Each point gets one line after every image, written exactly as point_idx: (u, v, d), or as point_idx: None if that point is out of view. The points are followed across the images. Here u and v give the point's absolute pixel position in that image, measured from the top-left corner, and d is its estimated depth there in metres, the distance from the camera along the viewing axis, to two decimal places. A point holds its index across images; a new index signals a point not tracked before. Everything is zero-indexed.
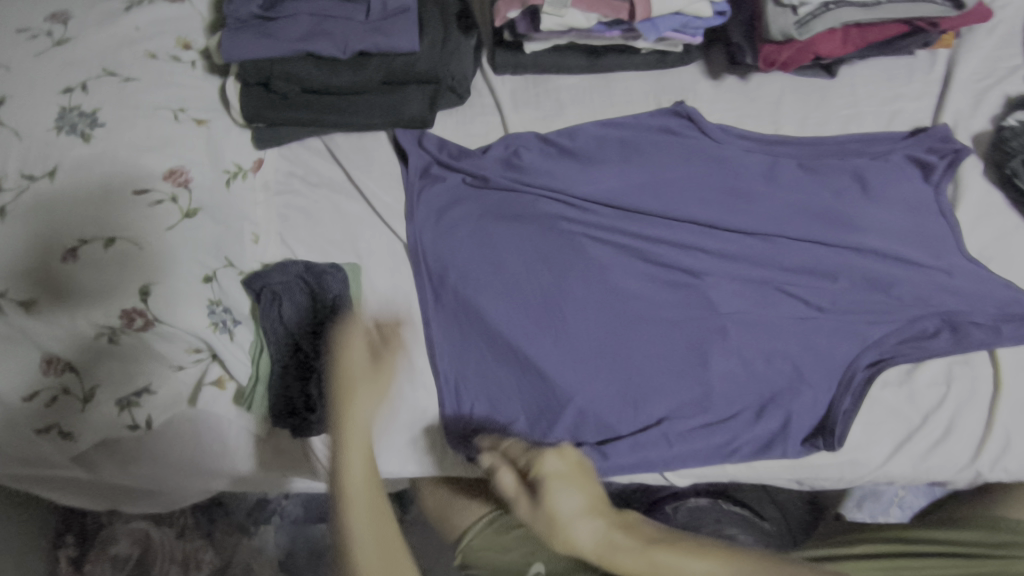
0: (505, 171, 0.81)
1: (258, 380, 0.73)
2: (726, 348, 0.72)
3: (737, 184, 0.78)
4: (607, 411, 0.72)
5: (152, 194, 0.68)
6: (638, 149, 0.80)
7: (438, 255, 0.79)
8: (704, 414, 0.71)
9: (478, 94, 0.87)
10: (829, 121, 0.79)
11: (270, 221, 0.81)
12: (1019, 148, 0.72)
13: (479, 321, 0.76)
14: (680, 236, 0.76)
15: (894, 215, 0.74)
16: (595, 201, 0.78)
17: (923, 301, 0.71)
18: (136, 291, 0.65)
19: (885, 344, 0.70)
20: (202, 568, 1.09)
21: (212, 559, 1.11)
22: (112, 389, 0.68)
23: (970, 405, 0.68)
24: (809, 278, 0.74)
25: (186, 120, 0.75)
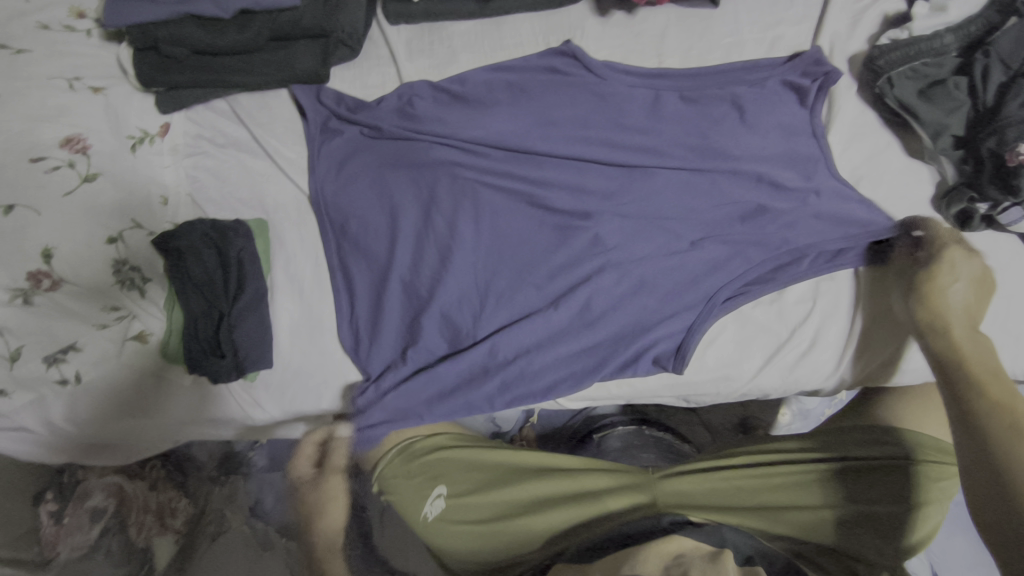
0: (399, 119, 0.83)
1: (172, 333, 0.80)
2: (607, 285, 0.77)
3: (621, 117, 0.79)
4: (502, 345, 0.78)
5: (48, 161, 0.72)
6: (527, 91, 0.82)
7: (339, 207, 0.82)
8: (591, 339, 0.77)
9: (375, 45, 0.88)
10: (711, 53, 0.82)
11: (180, 183, 0.84)
12: (885, 67, 0.74)
13: (381, 270, 0.81)
14: (568, 178, 0.79)
15: (767, 143, 0.77)
16: (484, 144, 0.80)
17: (789, 225, 0.76)
18: (37, 254, 0.69)
19: (750, 270, 0.76)
20: (177, 517, 1.09)
21: (187, 508, 1.11)
22: (38, 346, 0.73)
23: (829, 315, 0.77)
24: (688, 207, 0.77)
25: (82, 88, 0.78)
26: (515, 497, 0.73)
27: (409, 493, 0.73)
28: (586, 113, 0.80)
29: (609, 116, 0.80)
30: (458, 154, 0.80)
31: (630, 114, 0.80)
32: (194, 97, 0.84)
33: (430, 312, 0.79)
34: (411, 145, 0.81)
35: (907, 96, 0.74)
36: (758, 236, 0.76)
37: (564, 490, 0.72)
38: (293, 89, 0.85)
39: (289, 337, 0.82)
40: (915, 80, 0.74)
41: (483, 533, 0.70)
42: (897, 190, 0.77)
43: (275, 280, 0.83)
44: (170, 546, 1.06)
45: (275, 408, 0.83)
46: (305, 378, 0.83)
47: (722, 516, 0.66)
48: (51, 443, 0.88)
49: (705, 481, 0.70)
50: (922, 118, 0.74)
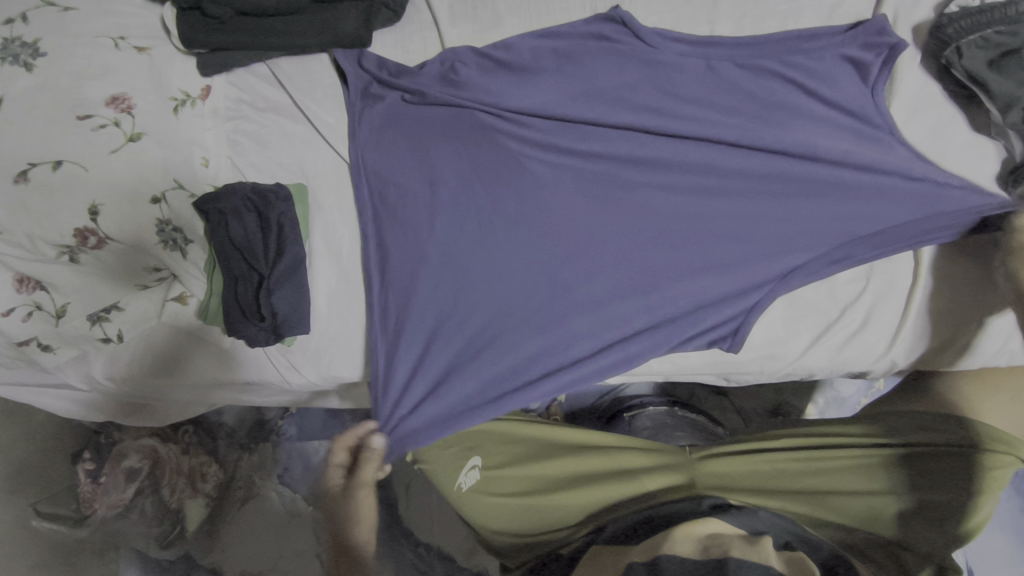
0: (442, 86, 0.82)
1: (212, 296, 0.79)
2: (650, 266, 0.76)
3: (671, 86, 0.77)
4: (543, 319, 0.77)
5: (95, 118, 0.72)
6: (574, 57, 0.79)
7: (377, 173, 0.82)
8: (634, 315, 0.76)
9: (417, 9, 0.86)
10: (766, 21, 0.78)
11: (221, 145, 0.83)
12: (955, 35, 0.72)
13: (423, 244, 0.79)
14: (613, 153, 0.77)
15: (821, 119, 0.74)
16: (528, 113, 0.79)
17: (844, 204, 0.73)
18: (84, 210, 0.70)
19: (806, 251, 0.74)
20: (207, 481, 1.07)
21: (216, 474, 1.09)
22: (83, 305, 0.76)
23: (885, 293, 0.74)
24: (737, 182, 0.75)
25: (127, 47, 0.77)
26: (550, 474, 0.72)
27: (445, 463, 0.77)
28: (633, 82, 0.78)
29: (658, 85, 0.77)
30: (502, 126, 0.79)
31: (681, 83, 0.77)
32: (236, 59, 0.83)
33: (470, 283, 0.78)
34: (453, 113, 0.81)
35: (976, 67, 0.70)
36: (815, 211, 0.74)
37: (602, 467, 0.71)
38: (334, 53, 0.85)
39: (327, 302, 0.82)
40: (986, 49, 0.70)
41: (518, 505, 0.70)
42: (961, 166, 0.74)
43: (314, 247, 0.82)
44: (201, 508, 1.06)
45: (313, 373, 0.84)
46: (341, 345, 0.83)
47: (763, 499, 0.64)
48: (90, 401, 0.90)
49: (746, 464, 0.69)
50: (991, 90, 0.70)
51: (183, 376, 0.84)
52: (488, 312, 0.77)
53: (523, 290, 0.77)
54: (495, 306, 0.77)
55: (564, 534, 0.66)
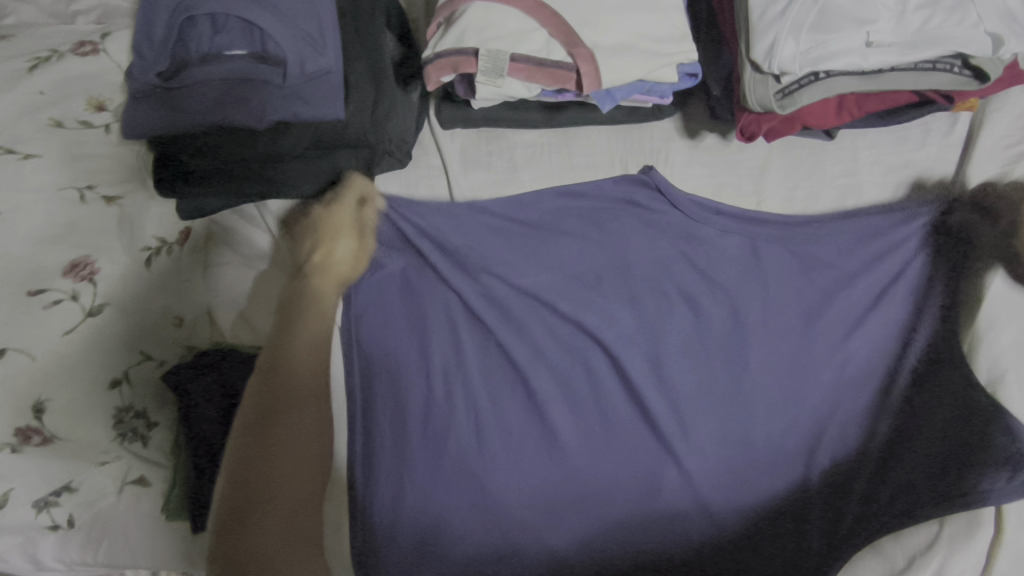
0: (446, 257, 0.71)
1: (175, 486, 0.70)
2: (675, 510, 0.66)
3: (712, 269, 0.69)
4: (543, 526, 0.66)
5: (48, 294, 0.62)
6: (602, 225, 0.70)
7: (366, 348, 0.70)
8: (653, 523, 0.66)
9: (425, 152, 0.77)
10: (821, 195, 0.71)
11: (193, 301, 0.76)
12: None
13: (412, 453, 0.68)
14: (635, 359, 0.68)
15: (880, 328, 0.67)
16: (541, 287, 0.70)
17: (909, 442, 0.63)
18: (27, 408, 0.60)
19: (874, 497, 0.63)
20: None
21: None
22: (31, 490, 0.63)
23: (961, 551, 0.59)
24: (777, 380, 0.67)
25: (93, 199, 0.69)
26: None
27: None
28: (668, 260, 0.69)
29: (694, 265, 0.69)
30: (517, 310, 0.70)
31: (721, 262, 0.69)
32: (220, 205, 0.73)
33: (461, 481, 0.67)
34: (456, 288, 0.70)
35: None
36: (870, 437, 0.65)
37: None
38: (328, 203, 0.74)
39: None
40: None
41: None
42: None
43: None
44: None
45: None
46: None
47: None
48: None
49: None
50: None
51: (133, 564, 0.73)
52: (488, 551, 0.65)
53: (520, 494, 0.67)
54: (495, 534, 0.66)
55: None
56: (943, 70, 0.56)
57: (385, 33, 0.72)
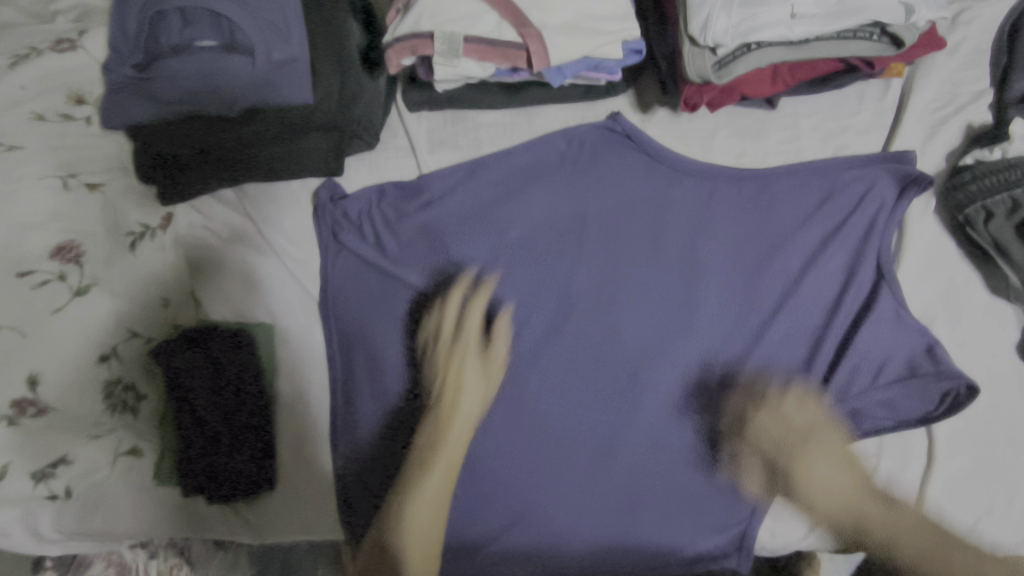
0: (422, 221, 0.77)
1: (168, 452, 0.74)
2: (628, 453, 0.70)
3: (666, 213, 0.73)
4: (502, 455, 0.70)
5: (36, 275, 0.66)
6: (573, 172, 0.75)
7: (342, 311, 0.77)
8: (603, 451, 0.70)
9: (393, 134, 0.81)
10: (766, 160, 0.73)
11: (183, 280, 0.80)
12: (974, 193, 0.65)
13: (373, 424, 0.75)
14: (589, 301, 0.72)
15: (829, 267, 0.69)
16: (512, 236, 0.75)
17: (849, 387, 0.66)
18: (21, 380, 0.63)
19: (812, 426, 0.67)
20: None
21: None
22: (25, 463, 0.64)
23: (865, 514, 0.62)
24: (728, 318, 0.70)
25: (76, 187, 0.72)
26: None
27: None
28: (621, 206, 0.74)
29: (649, 210, 0.73)
30: (495, 268, 0.75)
31: (675, 207, 0.73)
32: (197, 189, 0.77)
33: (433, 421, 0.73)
34: (428, 260, 0.76)
35: (1004, 235, 0.63)
36: (809, 371, 0.67)
37: None
38: (319, 183, 0.80)
39: (290, 453, 0.77)
40: (1011, 216, 0.63)
41: None
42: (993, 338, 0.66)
43: (279, 391, 0.78)
44: None
45: (264, 531, 0.76)
46: (298, 500, 0.77)
47: None
48: None
49: None
50: (1014, 261, 0.63)
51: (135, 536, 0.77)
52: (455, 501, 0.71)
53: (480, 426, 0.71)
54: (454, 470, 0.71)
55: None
56: (862, 38, 0.61)
57: (349, 19, 0.75)
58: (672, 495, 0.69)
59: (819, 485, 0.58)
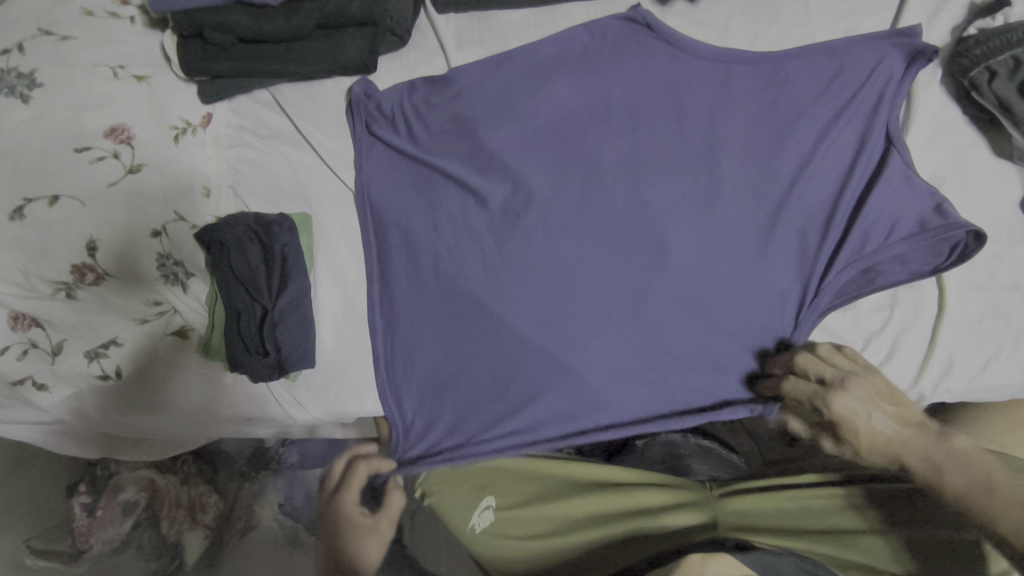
0: (454, 108, 0.79)
1: (215, 329, 0.76)
2: (656, 316, 0.75)
3: (687, 93, 0.76)
4: (536, 324, 0.75)
5: (93, 151, 0.70)
6: (595, 58, 0.77)
7: (376, 200, 0.80)
8: (634, 316, 0.75)
9: (422, 34, 0.84)
10: (780, 42, 0.76)
11: (223, 174, 0.80)
12: (981, 56, 0.70)
13: (409, 305, 0.79)
14: (618, 178, 0.76)
15: (840, 139, 0.74)
16: (540, 120, 0.77)
17: (862, 247, 0.72)
18: (82, 246, 0.68)
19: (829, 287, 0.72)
20: (207, 513, 0.94)
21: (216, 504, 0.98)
22: (80, 341, 0.73)
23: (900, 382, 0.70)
24: (749, 189, 0.74)
25: (126, 76, 0.75)
26: (554, 515, 0.69)
27: (457, 499, 0.73)
28: (645, 88, 0.76)
29: (671, 91, 0.76)
30: (522, 151, 0.77)
31: (696, 87, 0.76)
32: (239, 87, 0.80)
33: (468, 299, 0.77)
34: (460, 147, 0.79)
35: (1006, 92, 0.69)
36: (824, 237, 0.73)
37: (594, 509, 0.69)
38: (352, 82, 0.83)
39: (333, 334, 0.80)
40: (1015, 74, 0.68)
41: (527, 514, 0.70)
42: (989, 199, 0.72)
43: (318, 277, 0.81)
44: (201, 541, 0.93)
45: (318, 409, 0.80)
46: (346, 379, 0.80)
47: (789, 540, 0.63)
48: (84, 436, 0.84)
49: (768, 503, 0.69)
50: (1015, 115, 0.68)
51: (201, 414, 0.82)
52: (495, 368, 0.76)
53: (515, 298, 0.76)
54: (491, 340, 0.76)
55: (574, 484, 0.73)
56: None
57: None
58: (697, 356, 0.75)
59: (864, 426, 0.61)
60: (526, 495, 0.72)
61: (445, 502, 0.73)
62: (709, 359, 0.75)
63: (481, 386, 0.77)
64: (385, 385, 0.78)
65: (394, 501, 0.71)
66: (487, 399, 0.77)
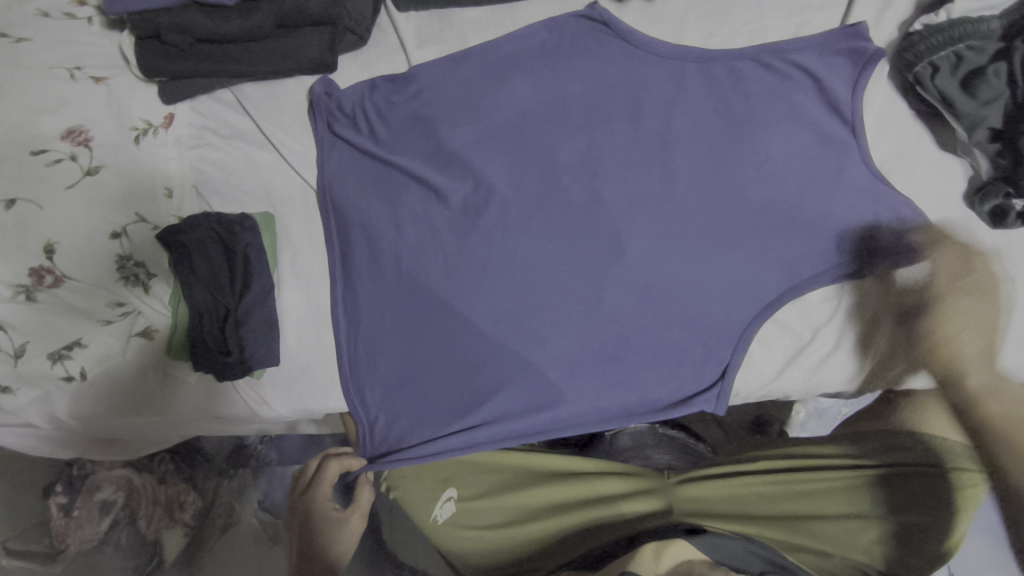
0: (414, 107, 0.80)
1: (177, 329, 0.77)
2: (613, 311, 0.76)
3: (644, 90, 0.77)
4: (496, 319, 0.76)
5: (50, 153, 0.70)
6: (554, 56, 0.78)
7: (339, 199, 0.81)
8: (593, 310, 0.76)
9: (382, 33, 0.84)
10: (734, 38, 0.77)
11: (184, 175, 0.83)
12: (925, 52, 0.71)
13: (371, 302, 0.80)
14: (577, 174, 0.77)
15: (794, 133, 0.75)
16: (499, 118, 0.78)
17: (813, 241, 0.74)
18: (39, 249, 0.68)
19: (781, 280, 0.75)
20: (186, 510, 0.95)
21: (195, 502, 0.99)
22: (41, 344, 0.71)
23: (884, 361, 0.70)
24: (705, 185, 0.75)
25: (82, 78, 0.76)
26: (513, 505, 0.71)
27: (419, 492, 0.76)
28: (602, 85, 0.77)
29: (628, 88, 0.77)
30: (481, 150, 0.78)
31: (652, 84, 0.77)
32: (198, 87, 0.80)
33: (430, 296, 0.78)
34: (420, 146, 0.79)
35: (948, 87, 0.70)
36: (777, 232, 0.75)
37: (548, 500, 0.70)
38: (313, 81, 0.83)
39: (297, 333, 0.81)
40: (955, 69, 0.70)
41: (486, 505, 0.71)
42: (937, 193, 0.74)
43: (281, 275, 0.82)
44: (180, 538, 0.93)
45: (283, 406, 0.81)
46: (312, 375, 0.81)
47: (739, 522, 0.64)
48: (56, 438, 0.85)
49: (719, 489, 0.70)
50: (957, 109, 0.70)
51: (168, 412, 0.82)
52: (458, 363, 0.77)
53: (476, 294, 0.77)
54: (452, 335, 0.77)
55: (535, 475, 0.74)
56: None
57: None
58: (656, 348, 0.77)
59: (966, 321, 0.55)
60: (488, 486, 0.74)
61: (408, 495, 0.76)
62: (667, 352, 0.77)
63: (444, 381, 0.78)
64: (349, 382, 0.80)
65: (364, 496, 0.78)
66: (451, 394, 0.78)
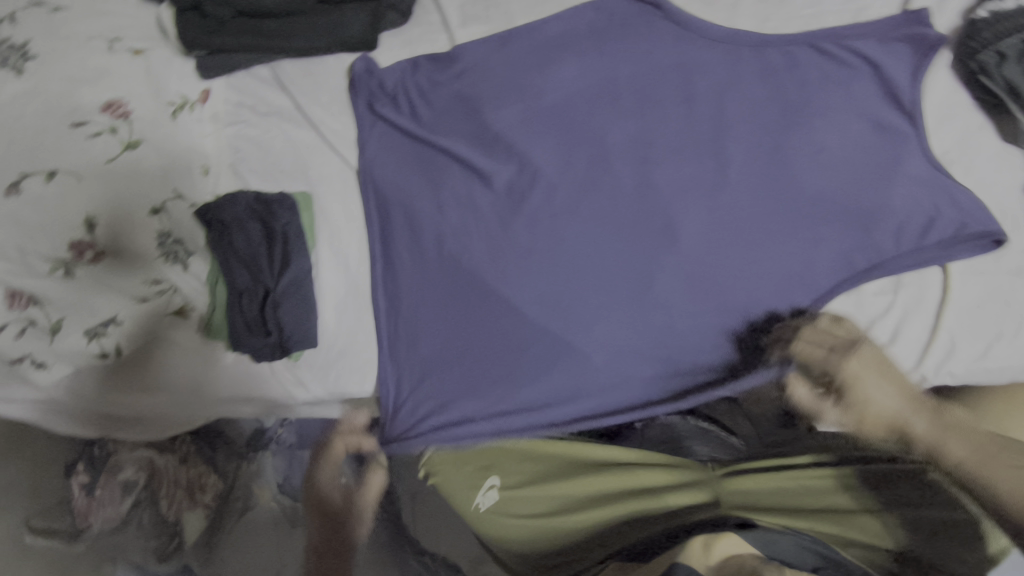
0: (458, 86, 0.78)
1: (217, 307, 0.76)
2: (661, 298, 0.75)
3: (696, 74, 0.75)
4: (541, 302, 0.75)
5: (89, 125, 0.68)
6: (604, 37, 0.77)
7: (379, 179, 0.79)
8: (641, 296, 0.75)
9: (425, 10, 0.82)
10: (791, 22, 0.75)
11: (221, 152, 0.79)
12: (988, 40, 0.70)
13: (412, 284, 0.78)
14: (627, 157, 0.75)
15: (850, 120, 0.73)
16: (547, 99, 0.76)
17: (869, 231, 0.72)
18: (81, 222, 0.67)
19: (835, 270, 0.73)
20: (206, 493, 0.92)
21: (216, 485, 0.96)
22: (78, 319, 0.70)
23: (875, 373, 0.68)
24: (759, 170, 0.74)
25: (121, 50, 0.74)
26: (559, 494, 0.69)
27: (459, 480, 0.72)
28: (653, 67, 0.75)
29: (680, 70, 0.75)
30: (528, 131, 0.76)
31: (705, 67, 0.75)
32: (238, 63, 0.79)
33: (474, 280, 0.77)
34: (464, 126, 0.78)
35: (1014, 76, 0.69)
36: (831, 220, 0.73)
37: (594, 488, 0.69)
38: (354, 58, 0.81)
39: (335, 314, 0.79)
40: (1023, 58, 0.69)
41: (530, 493, 0.69)
42: (999, 184, 0.72)
43: (319, 254, 0.78)
44: (202, 519, 0.91)
45: (320, 388, 0.80)
46: (349, 358, 0.80)
47: (792, 517, 0.63)
48: (83, 417, 0.82)
49: (771, 480, 0.68)
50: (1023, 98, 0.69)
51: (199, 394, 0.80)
52: (501, 346, 0.76)
53: (521, 277, 0.76)
54: (496, 318, 0.76)
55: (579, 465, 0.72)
56: None
57: None
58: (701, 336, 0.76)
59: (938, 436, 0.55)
60: (538, 472, 0.72)
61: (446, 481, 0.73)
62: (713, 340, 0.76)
63: (486, 365, 0.77)
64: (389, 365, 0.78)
65: (375, 477, 0.77)
66: (493, 379, 0.77)
